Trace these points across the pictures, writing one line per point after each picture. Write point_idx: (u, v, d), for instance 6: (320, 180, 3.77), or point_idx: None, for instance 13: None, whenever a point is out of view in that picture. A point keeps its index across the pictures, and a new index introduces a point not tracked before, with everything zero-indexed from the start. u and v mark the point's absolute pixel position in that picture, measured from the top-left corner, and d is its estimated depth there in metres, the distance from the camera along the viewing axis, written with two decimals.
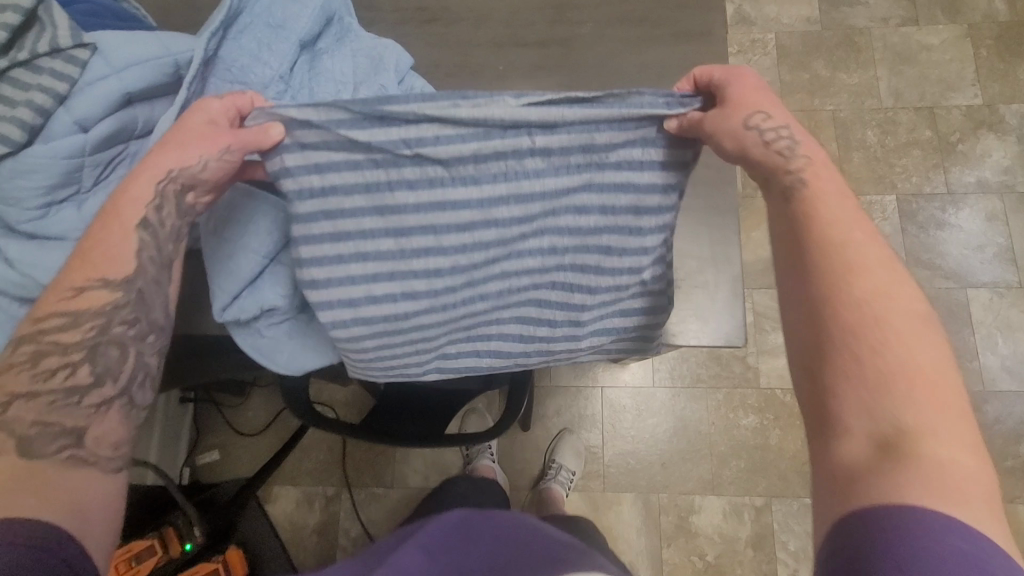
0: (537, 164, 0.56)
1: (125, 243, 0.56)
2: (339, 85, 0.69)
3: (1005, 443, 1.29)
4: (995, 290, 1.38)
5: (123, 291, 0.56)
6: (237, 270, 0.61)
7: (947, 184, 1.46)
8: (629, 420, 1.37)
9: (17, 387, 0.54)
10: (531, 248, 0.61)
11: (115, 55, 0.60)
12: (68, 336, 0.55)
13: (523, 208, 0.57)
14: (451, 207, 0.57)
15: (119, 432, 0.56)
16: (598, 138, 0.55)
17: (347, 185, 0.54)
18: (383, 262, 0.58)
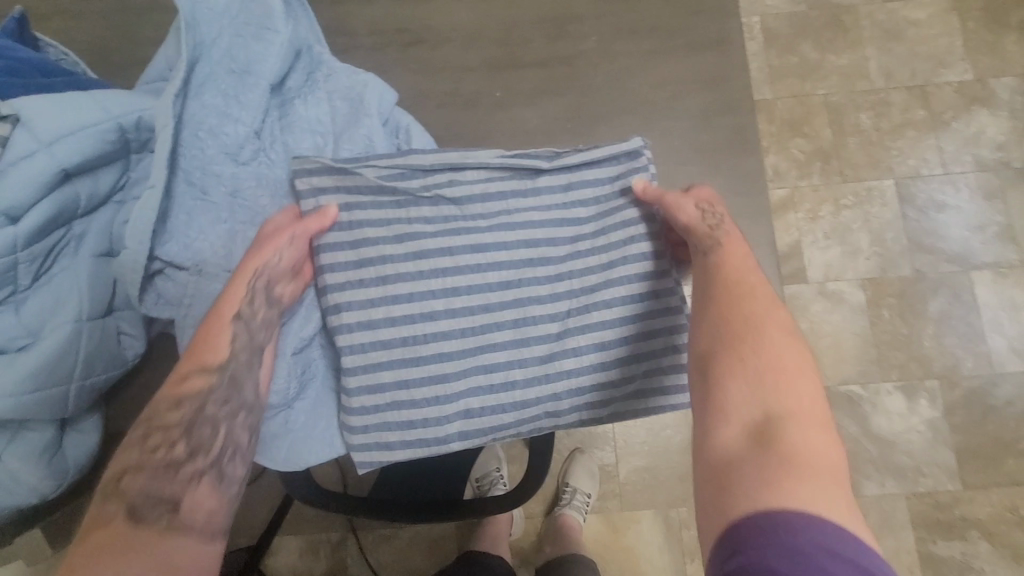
0: (538, 203, 0.73)
1: (224, 332, 0.63)
2: (316, 135, 0.74)
3: (1018, 425, 1.29)
4: (998, 271, 1.36)
5: (219, 374, 0.62)
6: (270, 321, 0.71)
7: (943, 164, 1.42)
8: (642, 435, 1.31)
9: (127, 460, 0.58)
10: (539, 271, 0.71)
11: (39, 129, 0.64)
12: (176, 412, 0.60)
13: (530, 233, 0.72)
14: (464, 232, 0.71)
15: (209, 503, 0.59)
16: (577, 182, 0.74)
17: (376, 224, 0.70)
18: (399, 285, 0.69)
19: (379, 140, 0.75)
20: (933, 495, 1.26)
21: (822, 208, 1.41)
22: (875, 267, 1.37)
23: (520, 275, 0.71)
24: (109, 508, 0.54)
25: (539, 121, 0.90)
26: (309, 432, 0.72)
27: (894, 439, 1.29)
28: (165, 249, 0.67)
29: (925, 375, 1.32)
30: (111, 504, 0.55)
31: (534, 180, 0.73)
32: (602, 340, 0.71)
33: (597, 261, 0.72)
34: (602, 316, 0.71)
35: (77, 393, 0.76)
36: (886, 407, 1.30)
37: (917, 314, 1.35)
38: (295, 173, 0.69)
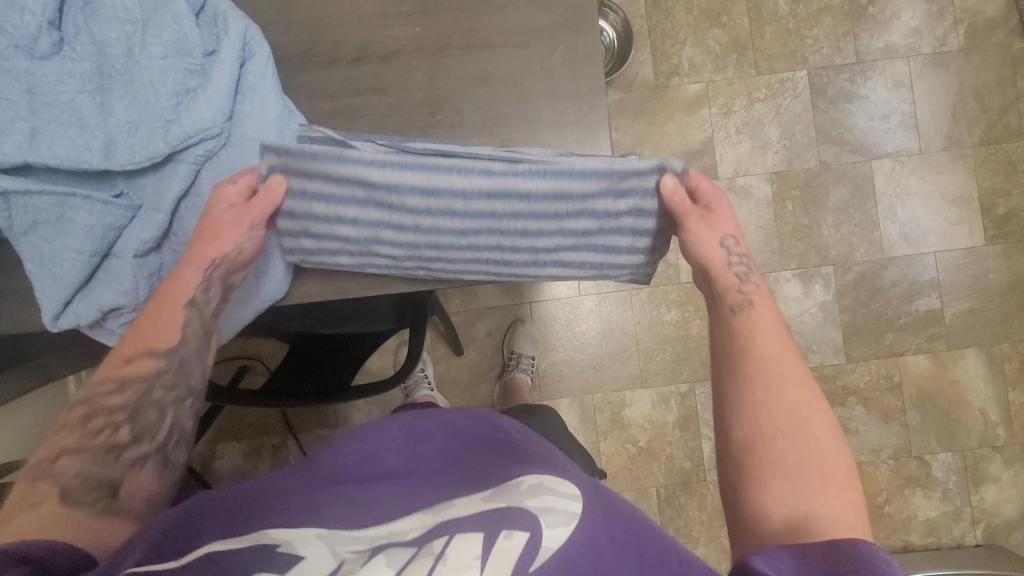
0: (532, 183, 0.58)
1: (172, 314, 0.56)
2: (125, 25, 0.55)
3: (901, 303, 1.40)
4: (897, 159, 1.41)
5: (171, 359, 0.57)
6: (66, 269, 0.53)
7: (857, 53, 1.42)
8: (559, 329, 1.39)
9: (65, 442, 0.52)
10: (523, 241, 0.60)
11: None
12: (119, 397, 0.55)
13: (523, 211, 0.59)
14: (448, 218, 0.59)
15: (150, 488, 0.54)
16: (591, 168, 0.58)
17: (348, 178, 0.57)
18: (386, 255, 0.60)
19: (193, 35, 0.56)
20: (819, 368, 1.40)
21: (736, 102, 1.41)
22: (783, 160, 1.41)
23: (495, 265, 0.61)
24: (45, 484, 0.49)
25: (375, 3, 0.62)
26: None
27: (788, 322, 1.40)
28: None
29: (822, 262, 1.40)
30: (46, 481, 0.50)
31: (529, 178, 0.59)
32: (601, 264, 0.63)
33: (599, 223, 0.61)
34: (575, 264, 0.62)
35: None
36: (784, 293, 1.40)
37: (818, 205, 1.41)
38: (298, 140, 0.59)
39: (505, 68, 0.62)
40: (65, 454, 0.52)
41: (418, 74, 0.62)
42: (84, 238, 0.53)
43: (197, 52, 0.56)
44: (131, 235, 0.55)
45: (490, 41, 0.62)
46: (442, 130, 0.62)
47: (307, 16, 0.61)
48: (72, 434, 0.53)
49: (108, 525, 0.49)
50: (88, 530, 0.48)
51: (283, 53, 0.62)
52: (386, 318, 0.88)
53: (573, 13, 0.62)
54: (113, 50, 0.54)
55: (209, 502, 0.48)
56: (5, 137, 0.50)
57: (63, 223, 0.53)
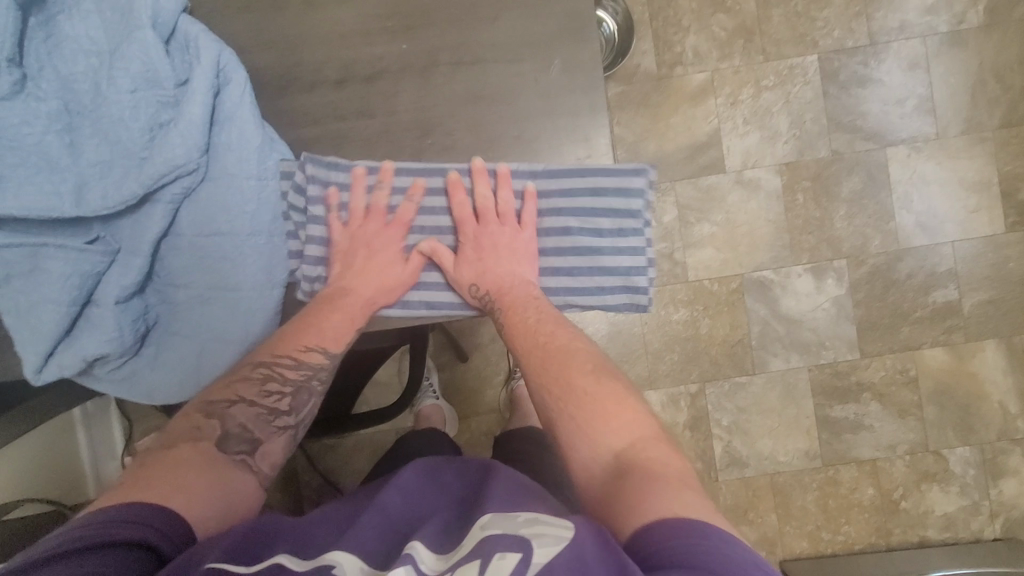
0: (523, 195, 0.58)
1: (347, 322, 0.57)
2: (93, 58, 0.52)
3: (916, 295, 1.36)
4: (913, 145, 1.36)
5: (334, 362, 0.58)
6: (45, 322, 0.51)
7: (870, 35, 1.35)
8: None
9: (243, 393, 0.55)
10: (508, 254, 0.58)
11: None
12: (291, 376, 0.56)
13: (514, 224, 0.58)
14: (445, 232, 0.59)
15: (279, 456, 0.57)
16: (582, 186, 0.57)
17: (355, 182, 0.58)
18: None
19: (162, 65, 0.52)
20: (832, 365, 1.36)
21: (742, 91, 1.35)
22: (792, 151, 1.35)
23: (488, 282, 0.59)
24: (209, 423, 0.54)
25: (357, 20, 0.58)
26: (151, 391, 0.57)
27: (800, 318, 1.36)
28: None
29: (834, 255, 1.36)
30: (211, 419, 0.54)
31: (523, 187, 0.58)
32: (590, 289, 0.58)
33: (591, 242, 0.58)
34: (559, 280, 0.59)
35: None
36: (795, 288, 1.36)
37: (830, 197, 1.36)
38: (282, 171, 0.56)
39: (498, 84, 0.58)
40: (238, 400, 0.55)
41: (407, 94, 0.58)
42: (60, 288, 0.51)
43: (168, 83, 0.53)
44: (109, 281, 0.53)
45: (482, 57, 0.58)
46: (433, 153, 0.59)
47: (289, 37, 0.58)
48: (248, 386, 0.55)
49: (231, 478, 0.52)
50: (223, 493, 0.50)
51: (263, 76, 0.58)
52: (386, 337, 0.79)
53: (570, 23, 0.58)
54: (81, 87, 0.51)
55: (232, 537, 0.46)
56: None
57: (37, 274, 0.50)
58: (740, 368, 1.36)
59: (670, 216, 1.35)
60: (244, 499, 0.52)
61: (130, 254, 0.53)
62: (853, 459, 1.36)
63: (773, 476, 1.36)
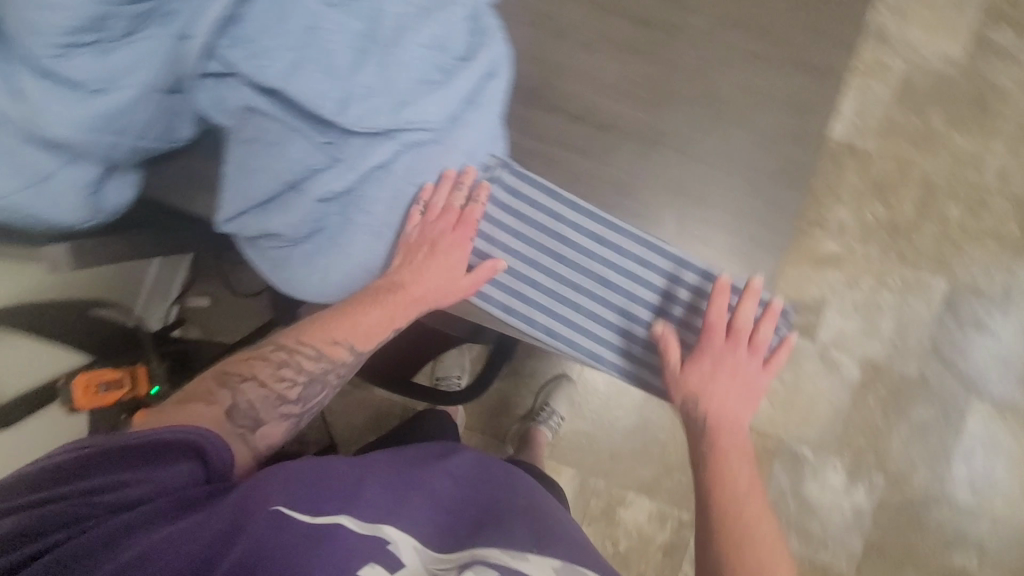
0: (672, 280, 0.62)
1: (377, 318, 0.59)
2: (409, 7, 0.59)
3: (936, 547, 1.32)
4: (1000, 408, 1.34)
5: (354, 359, 0.60)
6: (259, 186, 0.57)
7: (1006, 289, 1.36)
8: (595, 403, 1.38)
9: (256, 371, 0.57)
10: (635, 324, 0.63)
11: None
12: (308, 364, 0.58)
13: (654, 299, 0.62)
14: (593, 277, 0.61)
15: (280, 433, 0.57)
16: (725, 295, 0.62)
17: (539, 203, 0.62)
18: (523, 283, 0.62)
19: (459, 40, 0.60)
20: (824, 568, 1.33)
21: (865, 279, 1.37)
22: (884, 354, 1.36)
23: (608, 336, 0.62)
24: (222, 392, 0.55)
25: (617, 78, 0.65)
26: (293, 282, 0.62)
27: (816, 508, 1.34)
28: (231, 53, 0.54)
29: (876, 468, 1.34)
30: (222, 388, 0.55)
31: (676, 273, 0.62)
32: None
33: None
34: None
35: (129, 150, 0.58)
36: (824, 477, 1.34)
37: (899, 413, 1.35)
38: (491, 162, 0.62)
39: (700, 186, 0.64)
40: (250, 375, 0.57)
41: (626, 156, 0.64)
42: (285, 167, 0.58)
43: (454, 55, 0.60)
44: (321, 180, 0.58)
45: (697, 157, 0.64)
46: (622, 212, 0.64)
47: (554, 62, 0.65)
48: (265, 365, 0.58)
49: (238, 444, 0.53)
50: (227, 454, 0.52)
51: (519, 82, 0.65)
52: (460, 330, 0.84)
53: (784, 169, 0.64)
54: (386, 23, 0.59)
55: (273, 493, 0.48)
56: (273, 62, 0.55)
57: (274, 147, 0.57)
58: None
59: None
60: (243, 466, 0.53)
61: (347, 166, 0.58)
62: None
63: None
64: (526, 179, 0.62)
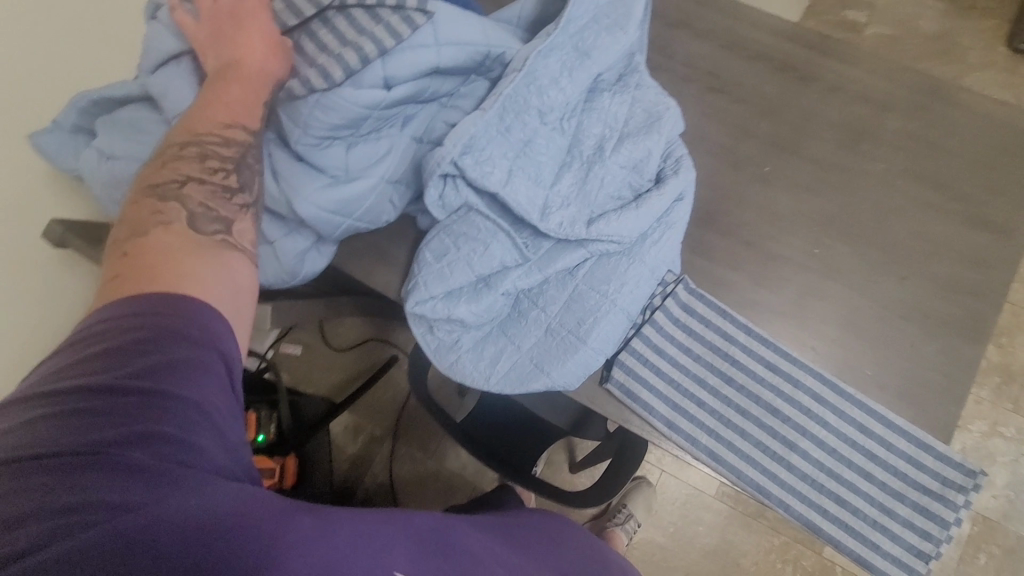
0: (846, 419, 0.60)
1: (256, 90, 0.55)
2: (607, 131, 0.65)
3: None
4: None
5: (256, 137, 0.55)
6: (454, 277, 0.61)
7: None
8: (673, 515, 1.31)
9: (181, 178, 0.50)
10: (804, 458, 0.60)
11: (442, 27, 0.57)
12: (222, 150, 0.52)
13: (825, 437, 0.60)
14: (760, 403, 0.61)
15: (254, 233, 0.52)
16: (905, 445, 0.58)
17: (711, 323, 0.63)
18: (687, 399, 0.62)
19: (653, 164, 0.64)
20: None
21: (975, 423, 1.30)
22: (996, 509, 1.25)
23: (772, 467, 0.60)
24: (170, 205, 0.48)
25: (791, 212, 0.67)
26: (464, 365, 0.64)
27: None
28: (464, 159, 0.58)
29: None
30: (172, 202, 0.48)
31: (850, 412, 0.60)
32: (858, 531, 0.58)
33: (882, 493, 0.59)
34: (838, 507, 0.59)
35: (342, 230, 0.62)
36: None
37: None
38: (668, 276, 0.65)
39: (878, 326, 0.63)
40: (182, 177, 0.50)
41: (796, 286, 0.65)
42: (482, 262, 0.61)
43: (646, 176, 0.64)
44: (511, 276, 0.62)
45: (873, 296, 0.64)
46: (792, 344, 0.64)
47: (732, 190, 0.68)
48: (187, 166, 0.50)
49: (225, 257, 0.48)
50: (218, 274, 0.46)
51: (696, 204, 0.68)
52: (565, 418, 0.84)
53: (969, 320, 0.62)
54: (587, 142, 0.64)
55: (412, 550, 0.44)
56: (494, 169, 0.59)
57: (479, 244, 0.61)
58: None
59: None
60: (243, 277, 0.48)
61: (537, 266, 0.62)
62: None
63: None
64: (701, 296, 0.64)
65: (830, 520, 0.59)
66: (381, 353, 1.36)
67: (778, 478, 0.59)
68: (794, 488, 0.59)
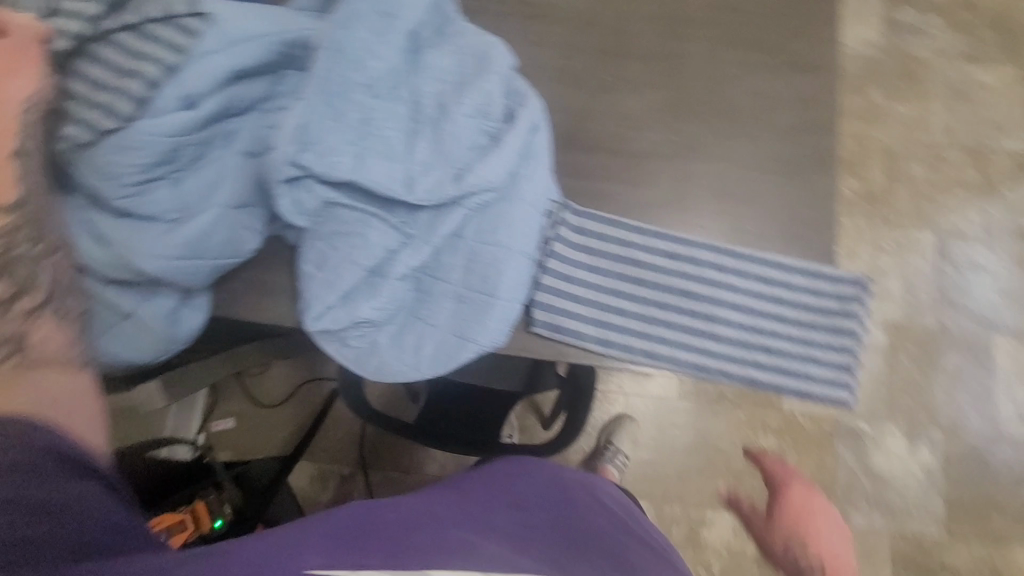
0: (750, 276, 0.64)
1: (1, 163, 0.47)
2: (443, 86, 0.63)
3: (1011, 487, 1.33)
4: (1019, 338, 1.41)
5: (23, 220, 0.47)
6: (342, 280, 0.58)
7: (986, 228, 1.47)
8: (651, 430, 1.37)
9: None
10: (726, 324, 0.63)
11: (227, 28, 0.53)
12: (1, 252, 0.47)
13: (737, 299, 0.64)
14: (673, 291, 0.64)
15: (60, 338, 0.47)
16: (803, 279, 0.63)
17: (607, 234, 0.65)
18: (608, 313, 0.64)
19: (497, 103, 0.63)
20: (917, 537, 1.32)
21: (861, 248, 1.45)
22: (903, 313, 1.42)
23: (702, 343, 0.63)
24: None
25: (640, 109, 0.70)
26: (389, 363, 0.62)
27: (890, 479, 1.34)
28: (304, 156, 0.55)
29: (930, 423, 1.36)
30: None
31: (751, 269, 0.64)
32: (793, 371, 0.63)
33: (799, 329, 0.63)
34: (769, 356, 0.63)
35: (205, 274, 0.57)
36: (888, 446, 1.36)
37: (934, 366, 1.39)
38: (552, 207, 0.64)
39: (748, 185, 0.68)
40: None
41: (666, 175, 0.68)
42: (366, 255, 0.58)
43: (496, 117, 0.63)
44: (401, 258, 0.60)
45: (737, 160, 0.68)
46: (681, 227, 0.67)
47: (580, 107, 0.70)
48: None
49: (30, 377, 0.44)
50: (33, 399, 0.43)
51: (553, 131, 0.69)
52: (516, 380, 0.83)
53: (819, 153, 0.68)
54: (427, 103, 0.62)
55: (329, 540, 0.45)
56: (340, 157, 0.57)
57: (355, 237, 0.58)
58: None
59: None
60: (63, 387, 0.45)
61: (422, 240, 0.60)
62: None
63: None
64: (588, 214, 0.65)
65: (765, 370, 0.62)
66: (320, 392, 1.28)
67: (709, 351, 0.63)
68: (726, 355, 0.63)
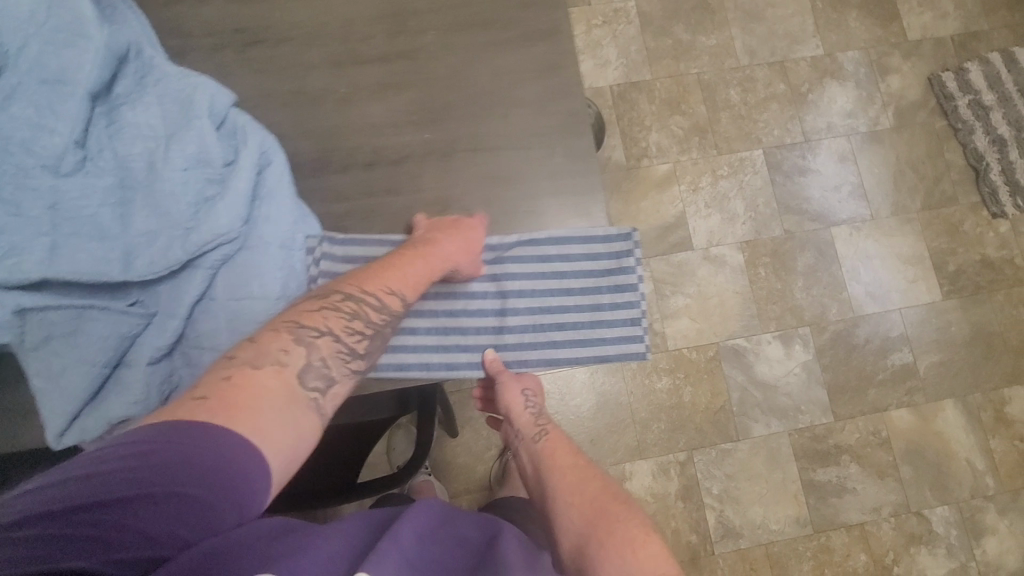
0: (527, 260, 0.66)
1: None
2: (150, 141, 0.58)
3: (877, 358, 1.46)
4: (853, 225, 1.53)
5: None
6: (72, 385, 0.52)
7: (804, 133, 1.58)
8: (554, 404, 1.39)
9: None
10: (518, 314, 0.66)
11: None
12: (376, 314, 0.57)
13: (522, 286, 0.66)
14: (461, 297, 0.66)
15: None
16: (578, 248, 0.66)
17: None
18: (403, 337, 0.64)
19: (214, 145, 0.58)
20: (810, 428, 1.42)
21: (702, 180, 1.53)
22: (752, 230, 1.51)
23: (501, 338, 0.65)
24: None
25: (387, 115, 0.67)
26: None
27: (775, 384, 1.44)
28: None
29: (797, 323, 1.47)
30: None
31: (528, 254, 0.66)
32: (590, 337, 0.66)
33: (586, 296, 0.67)
34: (565, 331, 0.66)
35: None
36: (767, 355, 1.45)
37: (788, 270, 1.49)
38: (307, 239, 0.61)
39: (508, 165, 0.66)
40: (324, 331, 0.54)
41: (429, 176, 0.66)
42: (95, 349, 0.53)
43: (217, 162, 0.58)
44: (144, 342, 0.54)
45: (493, 144, 0.67)
46: None
47: (321, 127, 0.66)
48: None
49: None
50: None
51: (301, 159, 0.65)
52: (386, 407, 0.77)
53: (571, 119, 0.67)
54: (135, 164, 0.57)
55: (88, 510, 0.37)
56: (28, 254, 0.51)
57: (76, 335, 0.52)
58: (725, 434, 1.41)
59: (648, 289, 1.45)
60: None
61: (162, 317, 0.55)
62: (842, 524, 1.38)
63: (769, 545, 1.36)
64: (354, 239, 0.64)
65: (563, 345, 0.66)
66: None
67: (508, 344, 0.65)
68: (525, 343, 0.65)
